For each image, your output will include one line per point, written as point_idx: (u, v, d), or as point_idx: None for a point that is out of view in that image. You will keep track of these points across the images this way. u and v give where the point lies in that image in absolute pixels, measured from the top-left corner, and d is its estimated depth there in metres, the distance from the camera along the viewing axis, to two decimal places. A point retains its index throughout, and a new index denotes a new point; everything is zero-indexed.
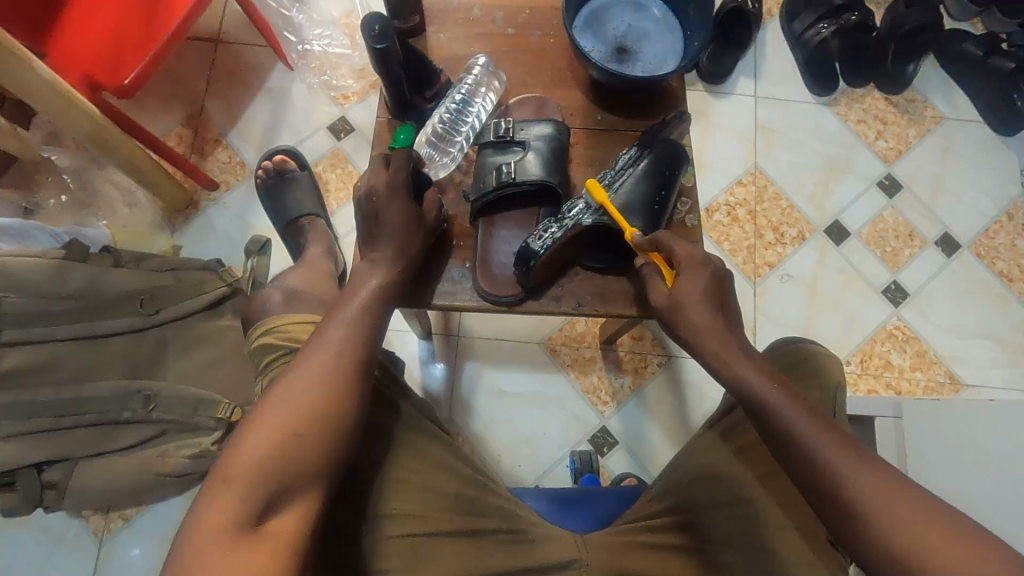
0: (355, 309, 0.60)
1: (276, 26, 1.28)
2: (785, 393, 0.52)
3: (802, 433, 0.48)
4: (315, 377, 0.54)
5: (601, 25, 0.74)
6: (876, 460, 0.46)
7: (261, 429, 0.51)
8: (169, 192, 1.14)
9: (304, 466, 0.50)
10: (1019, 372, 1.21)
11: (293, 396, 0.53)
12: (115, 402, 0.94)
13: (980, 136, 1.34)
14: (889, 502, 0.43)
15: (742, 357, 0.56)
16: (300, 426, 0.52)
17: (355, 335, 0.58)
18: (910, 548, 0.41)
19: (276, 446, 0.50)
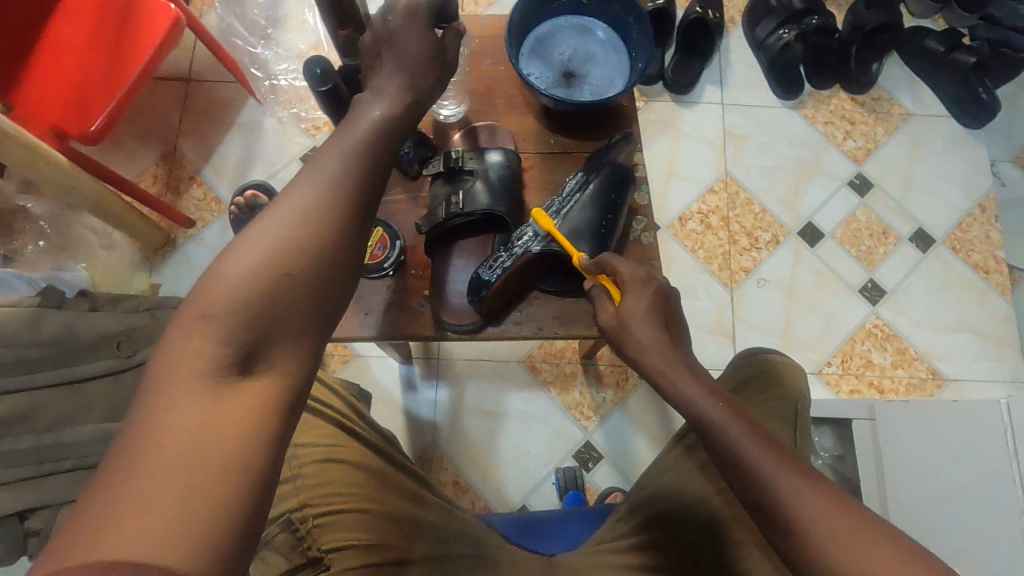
0: (354, 138, 0.50)
1: (244, 62, 1.30)
2: (732, 413, 0.51)
3: (748, 458, 0.49)
4: (303, 209, 0.45)
5: (547, 51, 0.76)
6: (815, 478, 0.48)
7: (237, 260, 0.42)
8: (144, 232, 1.16)
9: (288, 311, 0.42)
10: (1001, 363, 1.21)
11: (279, 223, 0.43)
12: (97, 446, 0.89)
13: (949, 130, 1.35)
14: (831, 522, 0.45)
15: (687, 374, 0.54)
16: (282, 262, 0.42)
17: (350, 167, 0.48)
18: (853, 566, 0.43)
19: (255, 283, 0.41)
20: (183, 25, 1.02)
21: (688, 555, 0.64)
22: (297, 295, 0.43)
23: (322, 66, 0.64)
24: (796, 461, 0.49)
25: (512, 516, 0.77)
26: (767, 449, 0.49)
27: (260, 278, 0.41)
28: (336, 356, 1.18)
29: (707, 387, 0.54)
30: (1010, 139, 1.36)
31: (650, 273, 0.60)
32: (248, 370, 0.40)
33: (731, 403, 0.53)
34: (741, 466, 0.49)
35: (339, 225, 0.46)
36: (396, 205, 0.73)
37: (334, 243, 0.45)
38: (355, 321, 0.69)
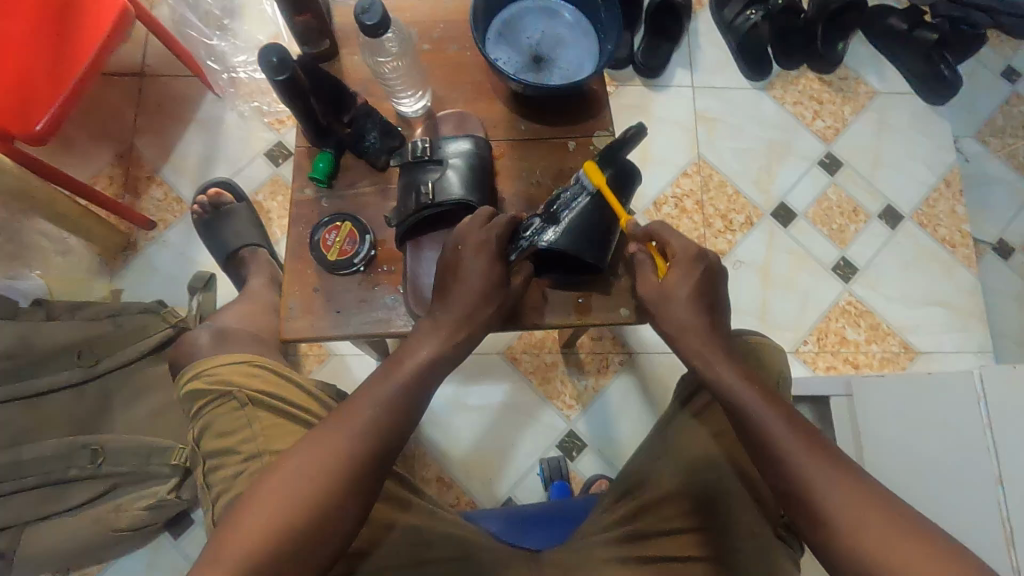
0: (393, 383, 0.57)
1: (200, 55, 1.24)
2: (765, 398, 0.57)
3: (778, 442, 0.54)
4: (331, 455, 0.53)
5: (515, 34, 0.73)
6: (846, 468, 0.52)
7: (269, 492, 0.52)
8: (102, 236, 1.11)
9: (298, 546, 0.51)
10: (970, 335, 1.24)
11: (306, 466, 0.53)
12: (59, 462, 0.91)
13: (913, 108, 1.37)
14: (854, 510, 0.50)
15: (725, 362, 0.60)
16: (302, 501, 0.51)
17: (378, 419, 0.55)
18: (873, 553, 0.48)
19: (276, 516, 0.51)
20: (131, 18, 0.97)
21: (686, 542, 0.64)
22: (306, 532, 0.51)
23: (278, 54, 0.61)
24: (821, 444, 0.54)
25: (495, 512, 0.76)
26: (796, 433, 0.54)
27: (282, 512, 0.51)
28: (311, 356, 1.08)
29: (739, 369, 0.60)
30: (972, 114, 1.38)
31: (701, 251, 0.64)
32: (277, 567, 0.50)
33: (762, 387, 0.58)
34: (772, 451, 0.54)
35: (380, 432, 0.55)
36: (367, 199, 0.71)
37: (350, 490, 0.53)
38: (327, 320, 0.67)
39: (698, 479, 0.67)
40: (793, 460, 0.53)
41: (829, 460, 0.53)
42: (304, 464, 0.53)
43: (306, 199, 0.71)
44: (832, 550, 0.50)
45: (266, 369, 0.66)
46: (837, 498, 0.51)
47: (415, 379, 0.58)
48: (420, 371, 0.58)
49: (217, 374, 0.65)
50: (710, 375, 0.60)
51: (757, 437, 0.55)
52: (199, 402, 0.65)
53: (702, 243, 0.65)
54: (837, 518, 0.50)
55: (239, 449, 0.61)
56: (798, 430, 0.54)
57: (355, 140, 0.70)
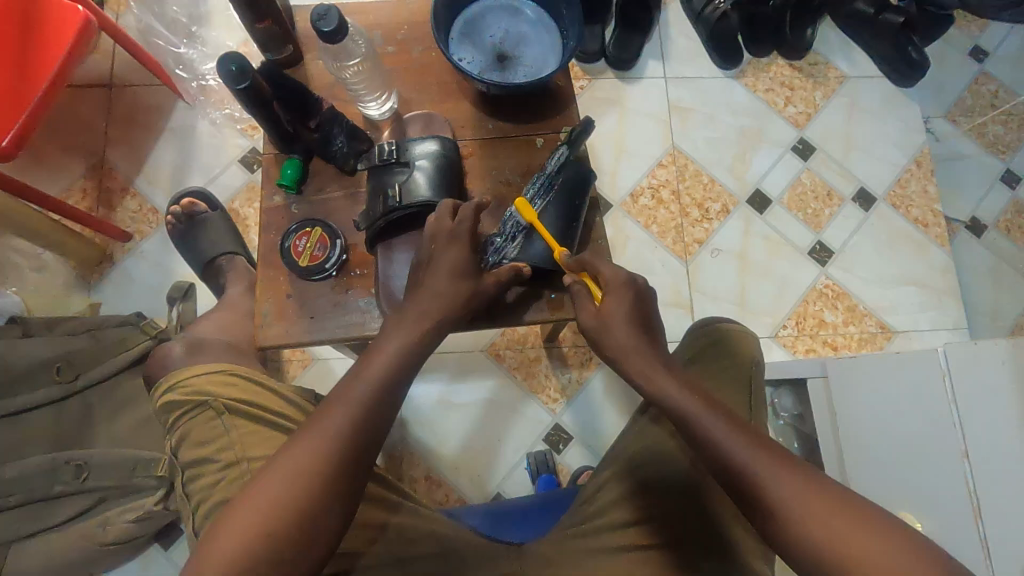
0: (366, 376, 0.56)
1: (168, 64, 1.23)
2: (704, 404, 0.58)
3: (722, 444, 0.55)
4: (312, 452, 0.52)
5: (478, 34, 0.73)
6: (797, 466, 0.53)
7: (254, 491, 0.51)
8: (77, 250, 1.10)
9: (289, 540, 0.50)
10: (945, 311, 1.26)
11: (285, 467, 0.51)
12: (43, 478, 0.91)
13: (882, 91, 1.38)
14: (808, 504, 0.50)
15: (663, 372, 0.60)
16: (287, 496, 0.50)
17: (357, 413, 0.54)
18: (837, 548, 0.48)
19: (262, 516, 0.50)
20: (95, 29, 0.97)
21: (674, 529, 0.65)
22: (294, 530, 0.50)
23: (237, 62, 0.61)
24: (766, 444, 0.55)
25: (480, 507, 0.77)
26: (738, 439, 0.55)
27: (270, 510, 0.50)
28: (294, 361, 1.08)
29: (679, 380, 0.60)
30: (941, 95, 1.40)
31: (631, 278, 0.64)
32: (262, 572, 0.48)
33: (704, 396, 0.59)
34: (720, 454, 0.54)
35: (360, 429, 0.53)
36: (338, 204, 0.71)
37: (336, 486, 0.52)
38: (302, 325, 0.67)
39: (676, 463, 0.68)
40: (740, 466, 0.53)
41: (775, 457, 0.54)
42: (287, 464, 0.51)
43: (276, 206, 0.71)
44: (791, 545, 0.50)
45: (242, 378, 0.66)
46: (788, 490, 0.51)
47: (390, 370, 0.57)
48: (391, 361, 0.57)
49: (190, 386, 0.65)
50: (650, 391, 0.60)
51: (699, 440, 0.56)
52: (175, 414, 0.65)
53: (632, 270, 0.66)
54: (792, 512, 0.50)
55: (217, 458, 0.61)
56: (736, 430, 0.55)
57: (322, 146, 0.70)
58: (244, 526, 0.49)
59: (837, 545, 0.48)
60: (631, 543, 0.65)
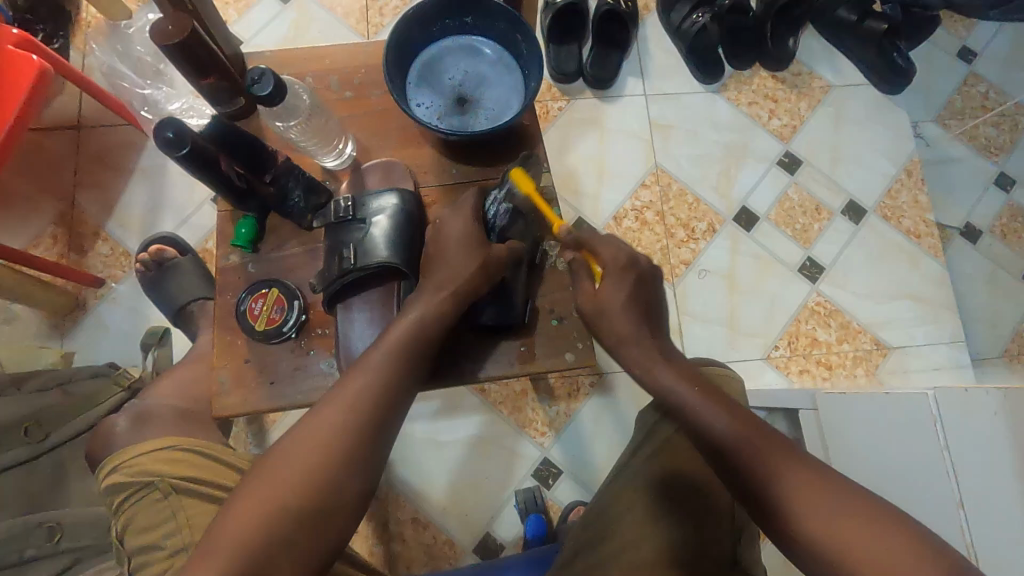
0: (371, 376, 0.56)
1: (135, 106, 1.19)
2: (706, 398, 0.58)
3: (726, 441, 0.55)
4: (319, 448, 0.52)
5: (436, 77, 0.71)
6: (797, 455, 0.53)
7: (257, 486, 0.50)
8: (47, 299, 1.07)
9: (298, 528, 0.49)
10: (941, 325, 1.23)
11: (293, 456, 0.52)
12: (12, 543, 0.85)
13: (869, 98, 1.35)
14: (815, 496, 0.50)
15: (661, 363, 0.61)
16: (294, 492, 0.50)
17: (365, 411, 0.55)
18: (846, 542, 0.47)
19: (266, 513, 0.49)
20: (53, 76, 0.94)
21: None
22: (298, 527, 0.49)
23: (175, 127, 0.59)
24: (768, 436, 0.55)
25: (456, 570, 0.73)
26: (742, 435, 0.55)
27: (278, 501, 0.50)
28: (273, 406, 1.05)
29: (676, 371, 0.61)
30: (930, 100, 1.37)
31: (631, 257, 0.65)
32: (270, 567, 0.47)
33: (707, 392, 0.59)
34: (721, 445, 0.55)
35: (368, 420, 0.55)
36: (297, 260, 0.68)
37: (341, 488, 0.52)
38: (262, 391, 0.65)
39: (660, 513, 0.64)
40: (748, 461, 0.54)
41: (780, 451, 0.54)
42: (294, 455, 0.52)
43: (234, 265, 0.68)
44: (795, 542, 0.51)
45: (193, 453, 0.64)
46: (793, 483, 0.52)
47: (394, 373, 0.57)
48: (395, 363, 0.58)
49: (136, 465, 0.62)
50: (650, 384, 0.61)
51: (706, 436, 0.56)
52: (118, 496, 0.62)
53: (631, 247, 0.66)
54: (797, 510, 0.50)
55: (164, 543, 0.60)
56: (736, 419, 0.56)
57: (277, 203, 0.67)
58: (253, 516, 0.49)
59: (847, 539, 0.47)
60: None
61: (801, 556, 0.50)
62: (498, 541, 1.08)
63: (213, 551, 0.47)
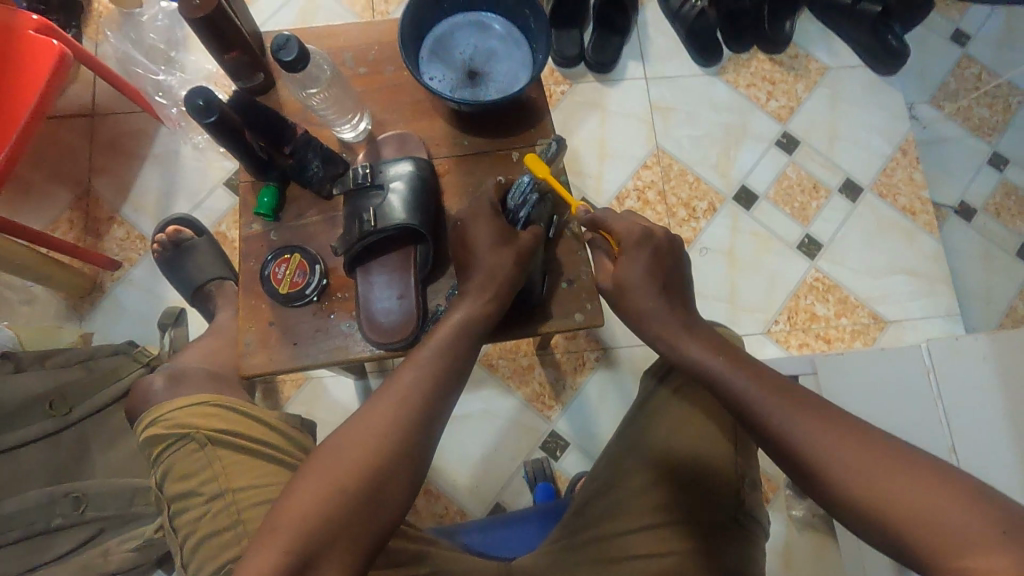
0: (418, 373, 0.59)
1: (148, 91, 1.24)
2: (735, 366, 0.58)
3: (759, 408, 0.55)
4: (369, 443, 0.54)
5: (447, 52, 0.74)
6: (832, 416, 0.53)
7: (310, 480, 0.53)
8: (65, 281, 1.10)
9: (354, 508, 0.52)
10: (936, 299, 1.26)
11: (351, 441, 0.55)
12: (41, 513, 0.88)
13: (865, 80, 1.38)
14: (856, 460, 0.50)
15: (685, 335, 0.62)
16: (347, 487, 0.52)
17: (413, 406, 0.57)
18: (892, 505, 0.48)
19: (318, 507, 0.51)
20: (72, 61, 0.97)
21: (676, 535, 0.63)
22: (347, 517, 0.52)
23: (204, 96, 0.63)
24: (803, 399, 0.54)
25: (475, 522, 0.76)
26: (774, 402, 0.54)
27: (335, 483, 0.52)
28: (288, 381, 1.08)
29: (703, 344, 0.61)
30: (924, 81, 1.40)
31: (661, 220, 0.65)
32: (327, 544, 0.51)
33: (737, 359, 0.59)
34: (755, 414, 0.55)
35: (417, 405, 0.57)
36: (318, 229, 0.71)
37: (390, 483, 0.54)
38: (285, 352, 0.68)
39: (668, 473, 0.66)
40: (781, 426, 0.53)
41: (813, 411, 0.53)
42: (353, 441, 0.55)
43: (256, 233, 0.71)
44: (838, 505, 0.51)
45: (226, 409, 0.67)
46: (833, 447, 0.51)
47: (439, 370, 0.59)
48: (440, 360, 0.60)
49: (173, 418, 0.66)
50: (672, 353, 0.62)
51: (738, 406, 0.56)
52: (157, 447, 0.66)
53: (649, 221, 0.66)
54: (840, 475, 0.50)
55: (202, 489, 0.63)
56: (766, 385, 0.55)
57: (296, 173, 0.69)
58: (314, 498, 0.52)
59: (894, 501, 0.48)
60: (649, 547, 0.63)
61: (848, 519, 0.50)
62: (508, 511, 1.11)
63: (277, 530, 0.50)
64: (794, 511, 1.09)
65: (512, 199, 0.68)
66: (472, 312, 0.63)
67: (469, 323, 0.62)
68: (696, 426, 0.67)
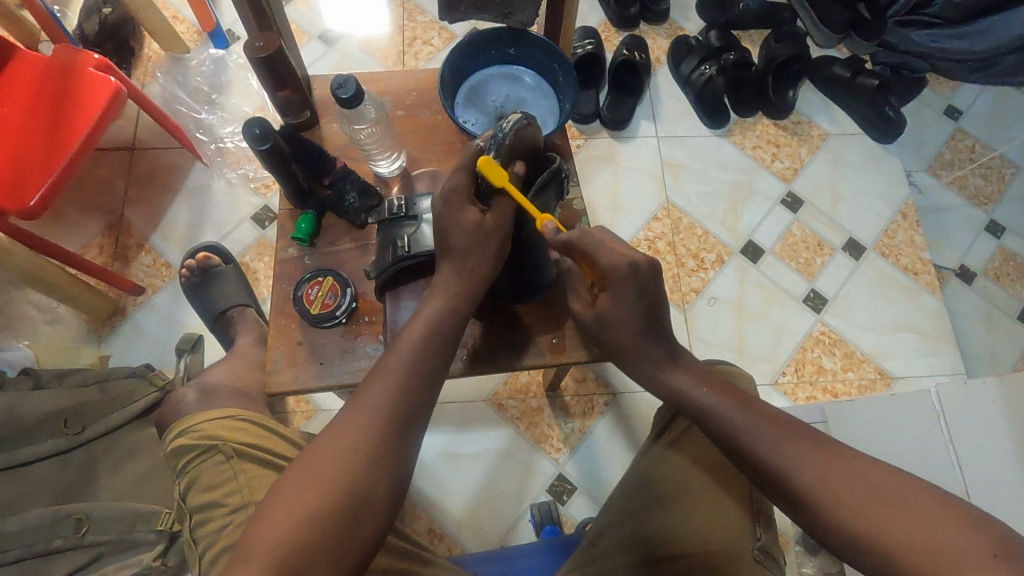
0: (385, 390, 0.57)
1: (190, 128, 1.32)
2: (721, 395, 0.60)
3: (744, 436, 0.57)
4: (343, 454, 0.54)
5: (481, 99, 0.81)
6: (819, 446, 0.55)
7: (285, 493, 0.52)
8: (89, 303, 1.13)
9: (328, 519, 0.51)
10: (941, 358, 1.28)
11: (323, 455, 0.54)
12: (43, 532, 0.87)
13: (865, 146, 1.45)
14: (847, 488, 0.51)
15: (670, 364, 0.64)
16: (314, 506, 0.51)
17: (381, 422, 0.56)
18: (890, 532, 0.48)
19: (288, 530, 0.50)
20: (125, 97, 1.04)
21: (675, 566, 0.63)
22: (325, 528, 0.51)
23: (261, 125, 0.68)
24: (785, 426, 0.57)
25: (482, 553, 0.80)
26: (765, 432, 0.57)
27: (310, 498, 0.52)
28: (298, 412, 1.09)
29: (689, 373, 0.63)
30: (921, 151, 1.47)
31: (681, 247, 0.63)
32: (309, 555, 0.50)
33: (720, 389, 0.61)
34: (743, 445, 0.57)
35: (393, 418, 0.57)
36: (351, 257, 0.75)
37: (368, 492, 0.53)
38: (311, 371, 0.70)
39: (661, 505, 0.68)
40: (767, 456, 0.55)
41: (804, 442, 0.55)
42: (326, 455, 0.54)
43: (292, 256, 0.75)
44: (836, 539, 0.51)
45: (252, 423, 0.71)
46: (825, 477, 0.53)
47: (409, 384, 0.58)
48: (412, 374, 0.59)
49: (202, 429, 0.70)
50: (656, 384, 0.64)
51: (723, 434, 0.59)
52: (185, 457, 0.69)
53: (632, 253, 0.62)
54: (838, 503, 0.51)
55: (226, 500, 0.66)
56: (752, 416, 0.58)
57: (333, 201, 0.74)
58: (287, 512, 0.51)
59: (892, 531, 0.48)
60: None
61: (846, 551, 0.51)
62: None
63: (255, 549, 0.49)
64: (804, 569, 1.07)
65: (485, 177, 0.64)
66: (458, 319, 0.62)
67: (459, 330, 0.62)
68: (697, 458, 0.69)
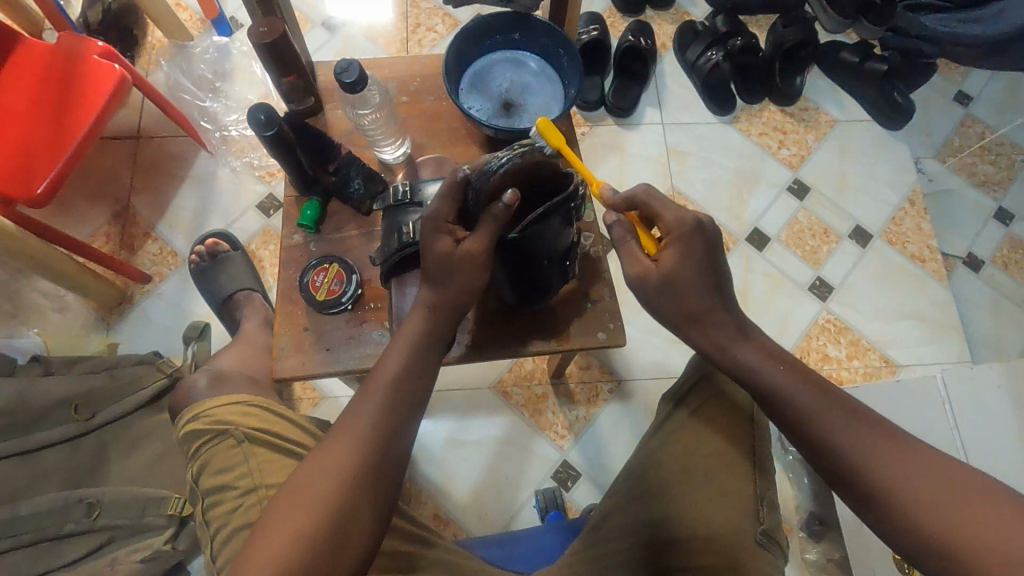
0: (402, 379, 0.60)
1: (194, 116, 1.32)
2: (794, 376, 0.58)
3: (812, 418, 0.56)
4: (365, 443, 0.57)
5: (485, 84, 0.80)
6: (887, 433, 0.54)
7: (311, 478, 0.55)
8: (98, 291, 1.14)
9: (347, 505, 0.54)
10: (946, 346, 1.27)
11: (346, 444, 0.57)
12: (55, 516, 0.89)
13: (872, 133, 1.44)
14: (915, 480, 0.51)
15: (740, 339, 0.61)
16: (334, 490, 0.54)
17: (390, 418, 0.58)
18: (958, 528, 0.48)
19: (312, 515, 0.53)
20: (129, 85, 1.04)
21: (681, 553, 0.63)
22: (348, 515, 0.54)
23: (266, 112, 0.68)
24: (855, 410, 0.56)
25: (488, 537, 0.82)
26: (836, 416, 0.55)
27: (333, 486, 0.54)
28: (304, 399, 1.10)
29: (759, 350, 0.60)
30: (930, 137, 1.46)
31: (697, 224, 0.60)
32: (335, 541, 0.53)
33: (795, 369, 0.59)
34: (809, 428, 0.56)
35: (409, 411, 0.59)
36: (357, 244, 0.75)
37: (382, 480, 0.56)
38: (317, 356, 0.70)
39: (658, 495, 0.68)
40: (833, 442, 0.54)
41: (874, 429, 0.54)
42: (348, 446, 0.56)
43: (297, 243, 0.75)
44: (888, 527, 0.52)
45: (261, 409, 0.72)
46: (892, 466, 0.52)
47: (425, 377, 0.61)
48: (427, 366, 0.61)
49: (213, 414, 0.71)
50: (723, 359, 0.61)
51: (790, 416, 0.57)
52: (196, 441, 0.70)
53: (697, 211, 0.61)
54: (902, 493, 0.51)
55: (236, 483, 0.66)
56: (824, 399, 0.56)
57: (339, 187, 0.74)
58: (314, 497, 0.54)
59: (959, 526, 0.48)
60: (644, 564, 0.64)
61: (900, 542, 0.51)
62: None
63: (280, 529, 0.52)
64: (807, 554, 1.08)
65: None
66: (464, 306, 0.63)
67: None
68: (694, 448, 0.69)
